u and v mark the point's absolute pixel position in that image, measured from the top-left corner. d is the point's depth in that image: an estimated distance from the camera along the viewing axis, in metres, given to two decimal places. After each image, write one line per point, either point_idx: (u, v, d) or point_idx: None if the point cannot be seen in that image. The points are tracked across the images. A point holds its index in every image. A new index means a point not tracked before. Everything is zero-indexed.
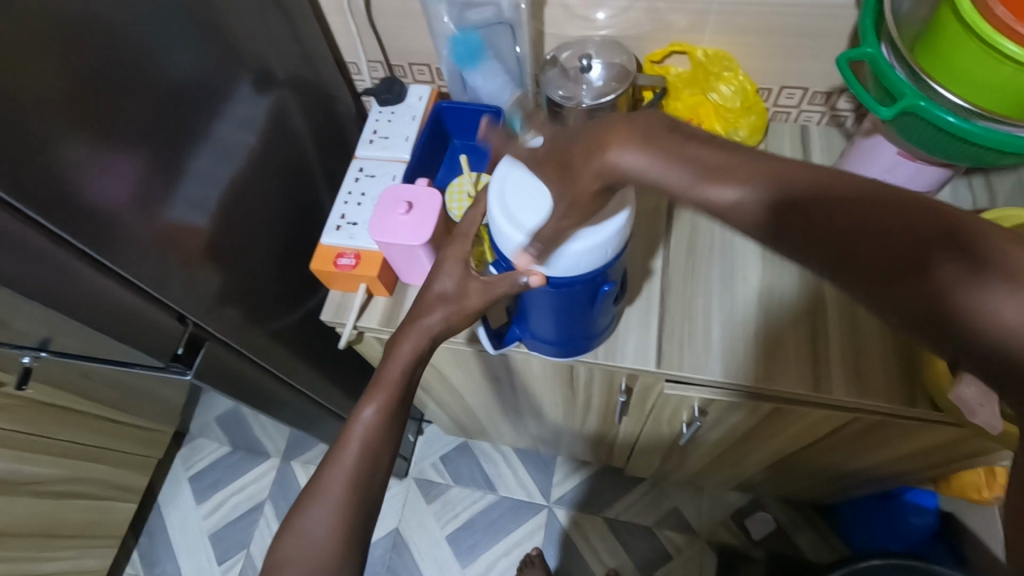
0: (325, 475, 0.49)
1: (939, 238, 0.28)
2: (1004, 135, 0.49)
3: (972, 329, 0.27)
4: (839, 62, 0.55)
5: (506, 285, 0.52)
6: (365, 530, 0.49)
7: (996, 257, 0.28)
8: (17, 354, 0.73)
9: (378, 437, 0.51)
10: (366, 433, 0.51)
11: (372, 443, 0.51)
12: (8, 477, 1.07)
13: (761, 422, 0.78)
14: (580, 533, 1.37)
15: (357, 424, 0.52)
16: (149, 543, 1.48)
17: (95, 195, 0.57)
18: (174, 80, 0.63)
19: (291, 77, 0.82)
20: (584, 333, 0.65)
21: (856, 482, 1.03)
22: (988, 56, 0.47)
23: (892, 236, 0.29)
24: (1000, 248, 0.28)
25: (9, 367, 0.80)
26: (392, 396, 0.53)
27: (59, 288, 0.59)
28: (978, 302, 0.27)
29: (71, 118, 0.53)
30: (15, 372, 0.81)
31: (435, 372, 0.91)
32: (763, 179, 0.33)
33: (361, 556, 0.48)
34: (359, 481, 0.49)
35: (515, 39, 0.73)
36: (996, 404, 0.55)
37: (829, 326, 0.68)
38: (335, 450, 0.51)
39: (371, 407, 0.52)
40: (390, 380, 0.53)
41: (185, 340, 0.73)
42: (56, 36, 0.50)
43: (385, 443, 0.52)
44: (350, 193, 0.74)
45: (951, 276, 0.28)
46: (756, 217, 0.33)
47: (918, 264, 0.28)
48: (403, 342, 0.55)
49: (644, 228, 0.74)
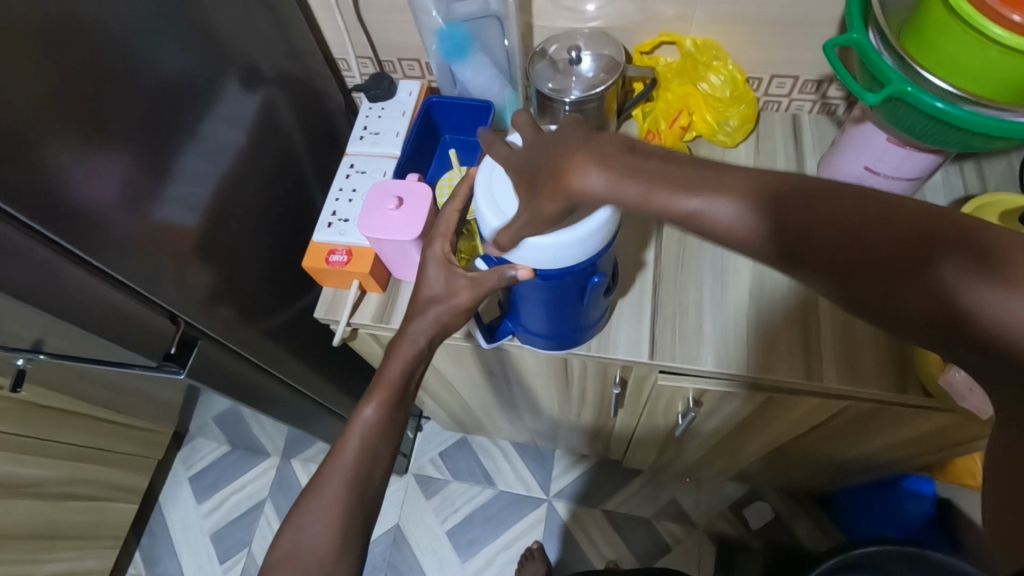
0: (322, 473, 0.49)
1: (944, 236, 0.30)
2: (991, 120, 0.50)
3: (974, 322, 0.29)
4: (826, 48, 0.55)
5: (495, 279, 0.52)
6: (358, 525, 0.49)
7: (998, 253, 0.29)
8: (10, 357, 0.73)
9: (378, 436, 0.51)
10: (366, 431, 0.51)
11: (371, 442, 0.51)
12: (6, 480, 1.07)
13: (755, 412, 0.78)
14: (580, 526, 1.38)
15: (356, 422, 0.52)
16: (150, 543, 1.48)
17: (82, 195, 0.57)
18: (160, 79, 0.62)
19: (279, 75, 0.81)
20: (574, 325, 0.65)
21: (853, 470, 1.03)
22: (973, 40, 0.47)
23: (893, 233, 0.31)
24: (1001, 243, 0.29)
25: (3, 369, 0.80)
26: (393, 395, 0.53)
27: (49, 290, 0.58)
28: (982, 297, 0.28)
29: (56, 119, 0.53)
30: (9, 374, 0.81)
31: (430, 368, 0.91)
32: (759, 182, 0.34)
33: (354, 551, 0.48)
34: (356, 478, 0.49)
35: (504, 31, 0.73)
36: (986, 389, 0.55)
37: (821, 316, 0.68)
38: (334, 447, 0.51)
39: (372, 406, 0.52)
40: (391, 379, 0.53)
41: (177, 339, 0.73)
42: (38, 36, 0.50)
43: (384, 441, 0.52)
44: (342, 190, 0.74)
45: (955, 271, 0.29)
46: (756, 215, 0.34)
47: (924, 260, 0.30)
48: (402, 342, 0.54)
49: (636, 220, 0.74)
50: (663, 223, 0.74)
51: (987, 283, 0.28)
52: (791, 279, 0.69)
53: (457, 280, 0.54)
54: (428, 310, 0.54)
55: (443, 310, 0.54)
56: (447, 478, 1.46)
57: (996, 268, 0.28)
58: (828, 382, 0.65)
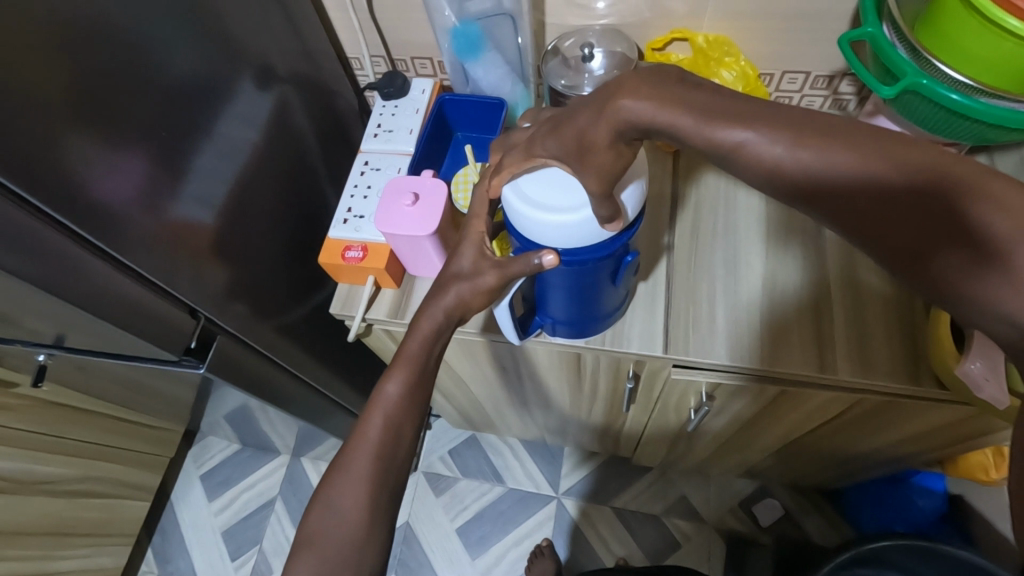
0: (349, 458, 0.49)
1: (944, 230, 0.31)
2: (1005, 111, 0.50)
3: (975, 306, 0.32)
4: (840, 42, 0.55)
5: (522, 265, 0.52)
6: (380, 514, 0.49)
7: (997, 245, 0.30)
8: (31, 353, 0.74)
9: (401, 411, 0.51)
10: (389, 407, 0.51)
11: (394, 418, 0.51)
12: (21, 477, 1.08)
13: (766, 407, 0.78)
14: (590, 524, 1.38)
15: (378, 398, 0.51)
16: (163, 541, 1.49)
17: (102, 192, 0.58)
18: (178, 78, 0.63)
19: (293, 74, 0.82)
20: (593, 318, 0.66)
21: (864, 465, 1.03)
22: (989, 32, 0.47)
23: (900, 224, 0.32)
24: (1002, 233, 0.30)
25: (23, 367, 0.81)
26: (414, 370, 0.52)
27: (72, 284, 0.59)
28: (974, 289, 0.31)
29: (79, 117, 0.54)
30: (29, 371, 0.82)
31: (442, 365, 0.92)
32: (778, 156, 0.34)
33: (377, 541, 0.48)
34: (379, 458, 0.49)
35: (517, 29, 0.74)
36: (1002, 378, 0.55)
37: (834, 309, 0.68)
38: (357, 427, 0.51)
39: (393, 382, 0.52)
40: (411, 355, 0.53)
41: (197, 333, 0.74)
42: (62, 35, 0.51)
43: (407, 417, 0.51)
44: (356, 186, 0.74)
45: (954, 265, 0.32)
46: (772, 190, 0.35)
47: (922, 255, 0.32)
48: (422, 319, 0.54)
49: (648, 216, 0.74)
50: (675, 218, 0.75)
51: (983, 282, 0.31)
52: (802, 273, 0.70)
53: (473, 263, 0.55)
54: (441, 292, 0.55)
55: (459, 304, 0.55)
56: (456, 475, 1.47)
57: (992, 266, 0.30)
58: (842, 373, 0.65)
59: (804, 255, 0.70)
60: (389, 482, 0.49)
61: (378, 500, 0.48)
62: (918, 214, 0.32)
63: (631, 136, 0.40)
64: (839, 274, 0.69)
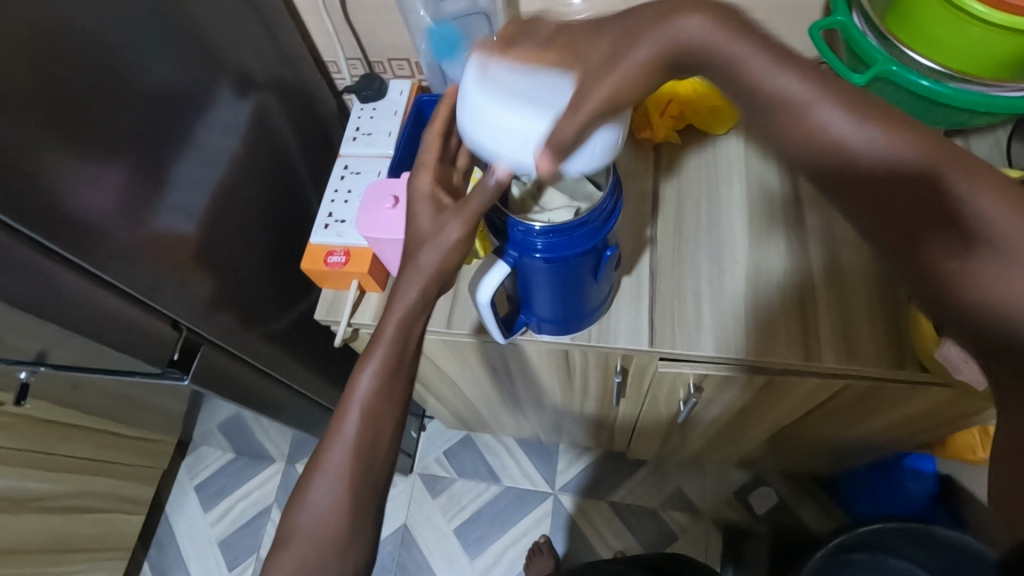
0: (328, 455, 0.49)
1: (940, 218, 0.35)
2: (972, 96, 0.51)
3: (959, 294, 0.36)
4: (811, 31, 0.54)
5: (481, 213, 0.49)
6: (371, 520, 0.49)
7: (984, 234, 0.35)
8: (14, 371, 0.73)
9: (379, 402, 0.50)
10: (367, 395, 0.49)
11: (371, 410, 0.50)
12: (13, 495, 1.07)
13: (755, 397, 0.78)
14: (587, 519, 1.39)
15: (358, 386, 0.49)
16: (159, 553, 1.48)
17: (81, 207, 0.57)
18: (154, 88, 0.63)
19: (271, 80, 0.81)
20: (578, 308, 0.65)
21: (856, 451, 1.04)
22: (958, 20, 0.48)
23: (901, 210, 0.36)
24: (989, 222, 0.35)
25: (7, 385, 0.80)
26: (389, 358, 0.50)
27: (53, 301, 0.59)
28: (962, 272, 0.35)
29: (54, 132, 0.53)
30: (14, 389, 0.81)
31: (432, 367, 0.92)
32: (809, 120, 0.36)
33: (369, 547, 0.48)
34: (360, 453, 0.49)
35: (492, 29, 0.74)
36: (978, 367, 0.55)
37: (818, 297, 0.68)
38: (335, 418, 0.50)
39: (368, 373, 0.50)
40: (386, 341, 0.50)
41: (180, 345, 0.73)
42: (34, 50, 0.50)
43: (384, 402, 0.50)
44: (337, 191, 0.74)
45: (943, 250, 0.36)
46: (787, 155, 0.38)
47: (913, 243, 0.36)
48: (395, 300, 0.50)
49: (631, 212, 0.74)
50: (659, 212, 0.75)
51: (969, 271, 0.35)
52: (786, 263, 0.70)
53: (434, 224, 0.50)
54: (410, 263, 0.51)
55: (440, 272, 0.51)
56: (453, 476, 1.46)
57: (979, 252, 0.35)
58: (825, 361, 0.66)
59: (787, 245, 0.71)
60: (378, 488, 0.49)
61: (368, 506, 0.48)
62: (921, 197, 0.36)
63: (683, 26, 0.38)
64: (822, 263, 0.70)
